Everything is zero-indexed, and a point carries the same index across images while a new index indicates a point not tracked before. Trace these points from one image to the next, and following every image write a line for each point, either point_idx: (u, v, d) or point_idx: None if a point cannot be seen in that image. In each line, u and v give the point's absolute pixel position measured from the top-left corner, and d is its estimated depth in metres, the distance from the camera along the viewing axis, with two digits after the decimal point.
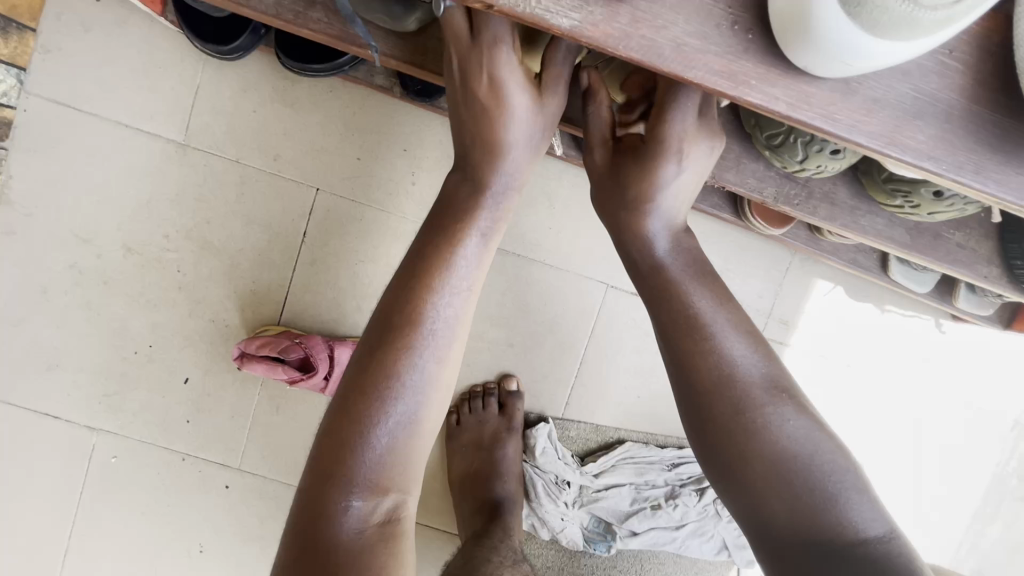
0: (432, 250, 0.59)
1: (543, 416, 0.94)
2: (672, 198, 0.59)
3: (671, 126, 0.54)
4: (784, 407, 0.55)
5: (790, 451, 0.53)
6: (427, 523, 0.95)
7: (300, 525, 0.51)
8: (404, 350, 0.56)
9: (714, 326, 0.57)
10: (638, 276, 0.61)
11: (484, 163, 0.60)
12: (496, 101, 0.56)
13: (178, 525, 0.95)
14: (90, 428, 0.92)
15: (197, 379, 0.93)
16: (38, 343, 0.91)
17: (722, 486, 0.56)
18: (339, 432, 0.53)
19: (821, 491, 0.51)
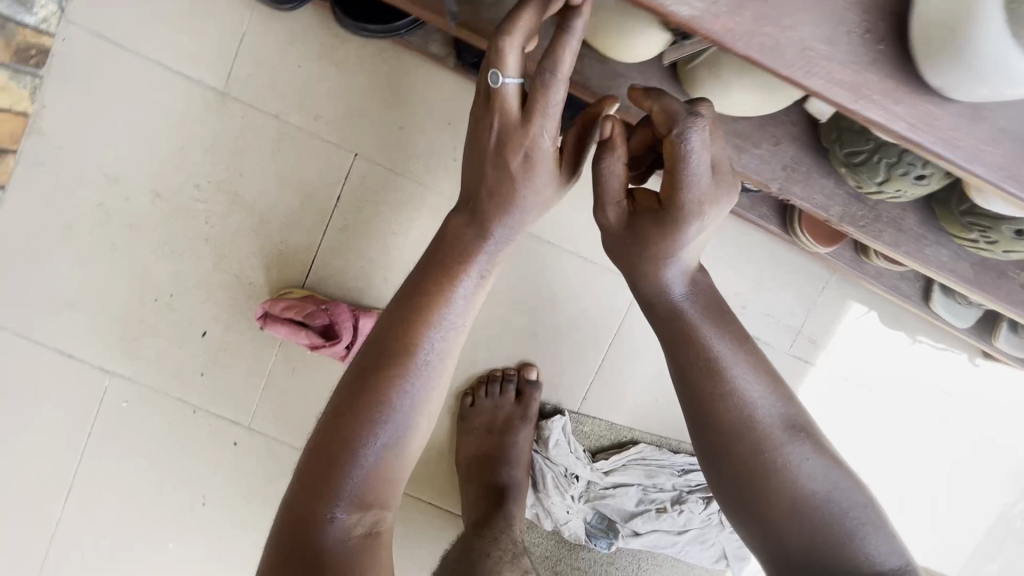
0: (429, 279, 0.60)
1: (559, 409, 0.93)
2: (687, 255, 0.57)
3: (686, 187, 0.51)
4: (801, 447, 0.57)
5: (809, 490, 0.55)
6: (431, 499, 0.95)
7: (289, 534, 0.53)
8: (397, 374, 0.57)
9: (732, 368, 0.58)
10: (655, 316, 0.61)
11: (492, 210, 0.59)
12: (525, 171, 0.55)
13: (183, 476, 0.95)
14: (104, 370, 0.92)
15: (214, 334, 0.91)
16: (57, 279, 0.89)
17: (740, 520, 0.58)
18: (340, 448, 0.55)
19: (840, 527, 0.54)
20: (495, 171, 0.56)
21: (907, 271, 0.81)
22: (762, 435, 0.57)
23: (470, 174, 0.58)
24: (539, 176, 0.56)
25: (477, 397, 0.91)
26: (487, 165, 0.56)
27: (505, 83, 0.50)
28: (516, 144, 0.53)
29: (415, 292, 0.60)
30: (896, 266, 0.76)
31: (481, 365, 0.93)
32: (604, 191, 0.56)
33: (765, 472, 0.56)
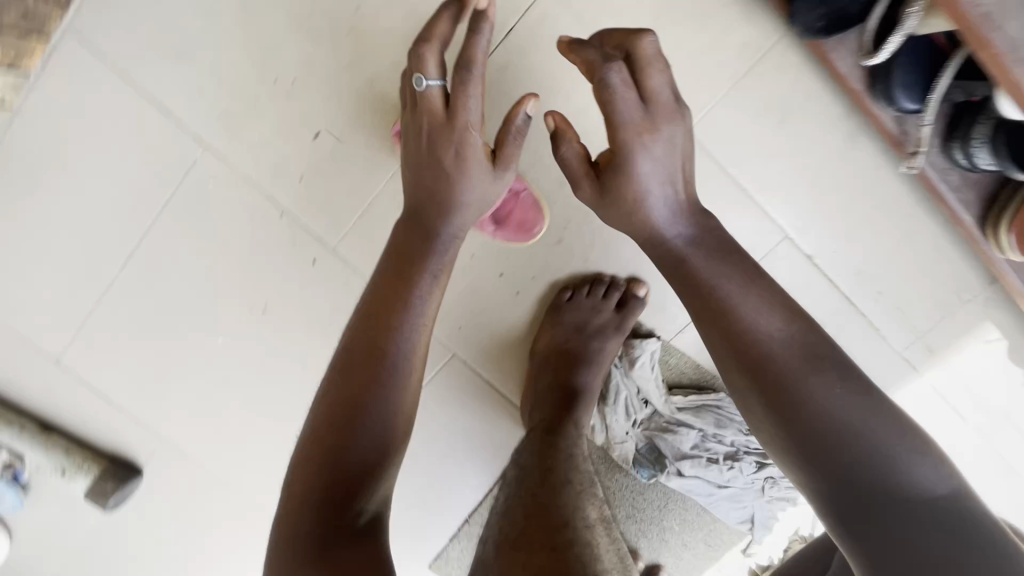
0: (403, 253, 0.68)
1: (654, 333, 0.89)
2: (661, 200, 0.63)
3: (620, 122, 0.62)
4: (825, 378, 0.51)
5: (837, 421, 0.49)
6: (493, 379, 0.93)
7: (296, 516, 0.54)
8: (384, 347, 0.62)
9: (744, 299, 0.57)
10: (665, 262, 0.64)
11: (440, 210, 0.70)
12: (459, 163, 0.68)
13: (247, 279, 0.89)
14: (198, 140, 0.83)
15: (327, 140, 0.82)
16: (176, 21, 0.79)
17: (780, 465, 0.53)
18: (343, 423, 0.57)
19: (880, 462, 0.46)
20: (430, 164, 0.69)
21: None
22: (779, 364, 0.53)
23: (413, 173, 0.71)
24: (473, 169, 0.69)
25: (577, 294, 0.87)
26: (424, 162, 0.69)
27: (430, 85, 0.66)
28: (448, 139, 0.67)
29: (394, 269, 0.67)
30: None
31: (591, 264, 0.87)
32: (568, 161, 0.68)
33: (786, 409, 0.51)
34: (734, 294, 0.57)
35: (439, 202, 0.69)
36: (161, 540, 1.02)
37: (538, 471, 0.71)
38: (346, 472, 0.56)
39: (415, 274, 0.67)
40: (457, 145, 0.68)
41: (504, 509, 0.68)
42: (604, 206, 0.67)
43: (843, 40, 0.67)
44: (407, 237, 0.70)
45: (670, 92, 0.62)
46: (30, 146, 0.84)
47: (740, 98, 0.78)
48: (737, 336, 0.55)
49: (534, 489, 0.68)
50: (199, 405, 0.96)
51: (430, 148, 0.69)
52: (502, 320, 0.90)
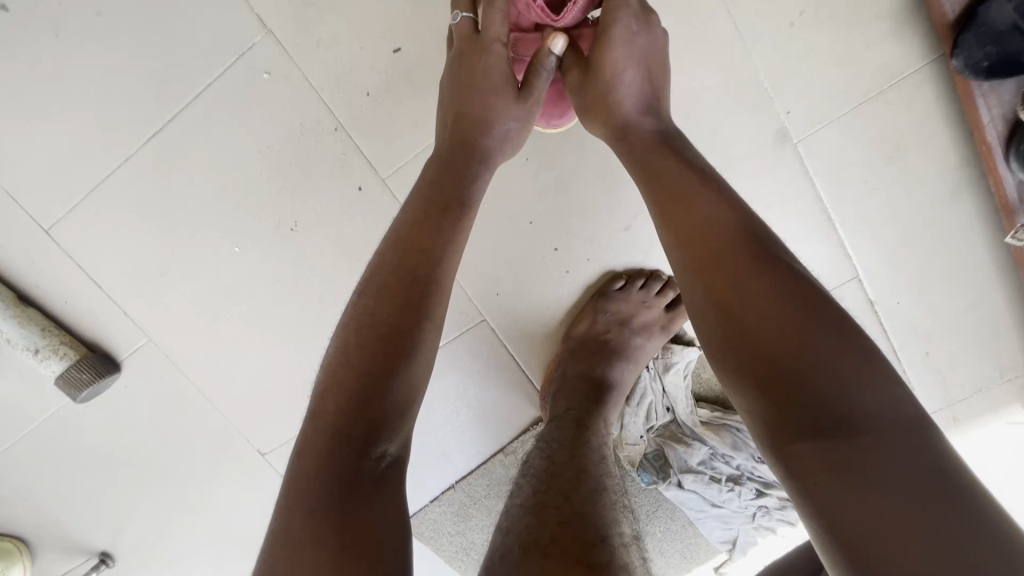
0: (434, 173, 0.62)
1: (695, 342, 0.85)
2: (632, 88, 0.60)
3: (618, 3, 0.59)
4: (773, 266, 0.44)
5: (793, 318, 0.41)
6: (516, 354, 0.88)
7: (309, 471, 0.46)
8: (404, 271, 0.54)
9: (697, 192, 0.51)
10: (631, 151, 0.59)
11: (468, 133, 0.63)
12: (485, 78, 0.62)
13: (282, 190, 0.80)
14: (264, 24, 0.73)
15: (408, 60, 0.74)
16: None
17: (751, 400, 0.42)
18: (377, 357, 0.49)
19: (845, 367, 0.38)
20: (456, 82, 0.63)
21: None
22: (729, 258, 0.46)
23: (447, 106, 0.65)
24: (495, 88, 0.62)
25: (630, 285, 0.81)
26: (452, 82, 0.64)
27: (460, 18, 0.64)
28: (476, 58, 0.63)
29: (432, 184, 0.60)
30: None
31: (651, 260, 0.82)
32: (564, 56, 0.64)
33: (744, 311, 0.44)
34: (684, 180, 0.53)
35: (479, 127, 0.63)
36: (131, 443, 0.96)
37: (570, 466, 0.66)
38: (371, 418, 0.48)
39: (456, 201, 0.60)
40: (484, 61, 0.62)
41: (530, 500, 0.60)
42: (586, 110, 0.63)
43: (999, 87, 0.63)
44: (452, 154, 0.63)
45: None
46: None
47: (859, 124, 0.73)
48: (688, 230, 0.50)
49: (567, 491, 0.61)
50: (200, 314, 0.88)
51: (458, 68, 0.63)
52: (545, 297, 0.85)
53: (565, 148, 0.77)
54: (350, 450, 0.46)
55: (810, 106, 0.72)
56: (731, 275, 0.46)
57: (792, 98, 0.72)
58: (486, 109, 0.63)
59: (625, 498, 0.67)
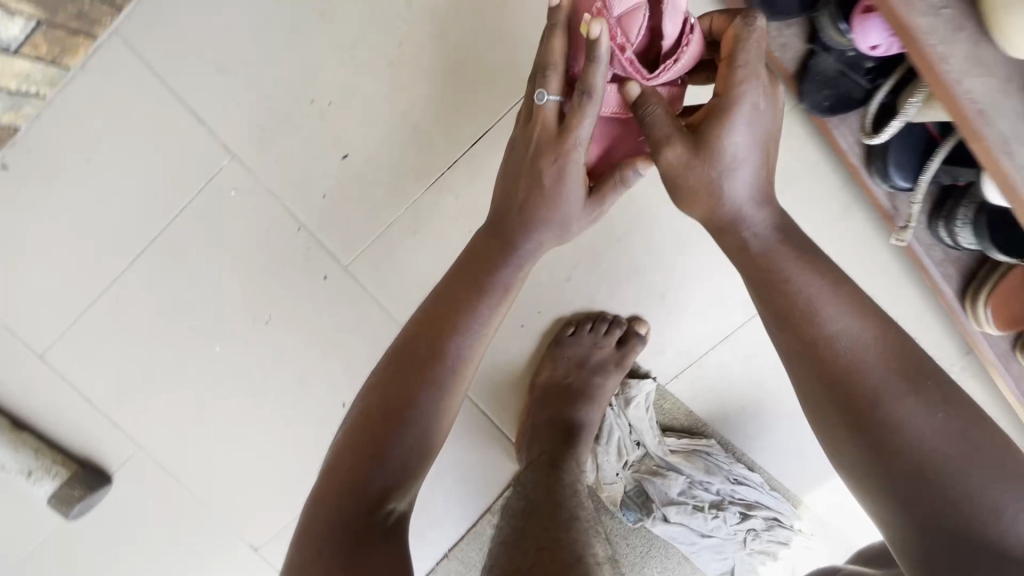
0: (481, 267, 0.66)
1: (651, 374, 0.91)
2: (739, 177, 0.55)
3: (741, 82, 0.53)
4: (914, 394, 0.47)
5: (928, 443, 0.46)
6: (486, 410, 0.93)
7: (320, 526, 0.51)
8: (435, 356, 0.60)
9: (825, 310, 0.52)
10: (742, 257, 0.58)
11: (517, 226, 0.66)
12: (559, 176, 0.61)
13: (255, 288, 0.89)
14: (228, 151, 0.85)
15: (354, 163, 0.85)
16: (221, 37, 0.82)
17: (872, 496, 0.48)
18: (383, 428, 0.55)
19: (973, 494, 0.44)
20: (530, 179, 0.63)
21: None
22: (866, 377, 0.49)
23: (506, 189, 0.66)
24: (568, 184, 0.62)
25: (579, 331, 0.87)
26: (525, 175, 0.63)
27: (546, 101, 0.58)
28: (553, 152, 0.60)
29: (468, 274, 0.66)
30: None
31: (597, 305, 0.89)
32: (652, 124, 0.55)
33: (879, 428, 0.47)
34: (807, 291, 0.53)
35: (531, 219, 0.65)
36: (122, 557, 0.97)
37: (543, 505, 0.68)
38: (382, 477, 0.53)
39: (486, 281, 0.65)
40: (564, 155, 0.59)
41: (512, 536, 0.63)
42: (677, 193, 0.58)
43: (845, 120, 0.75)
44: (493, 239, 0.67)
45: (768, 64, 0.54)
46: (55, 138, 0.84)
47: None
48: (815, 341, 0.51)
49: (542, 525, 0.64)
50: (184, 415, 0.93)
51: (534, 162, 0.62)
52: (506, 351, 0.91)
53: None
54: (357, 503, 0.52)
55: None
56: (868, 391, 0.48)
57: None
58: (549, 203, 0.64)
59: (600, 529, 0.69)
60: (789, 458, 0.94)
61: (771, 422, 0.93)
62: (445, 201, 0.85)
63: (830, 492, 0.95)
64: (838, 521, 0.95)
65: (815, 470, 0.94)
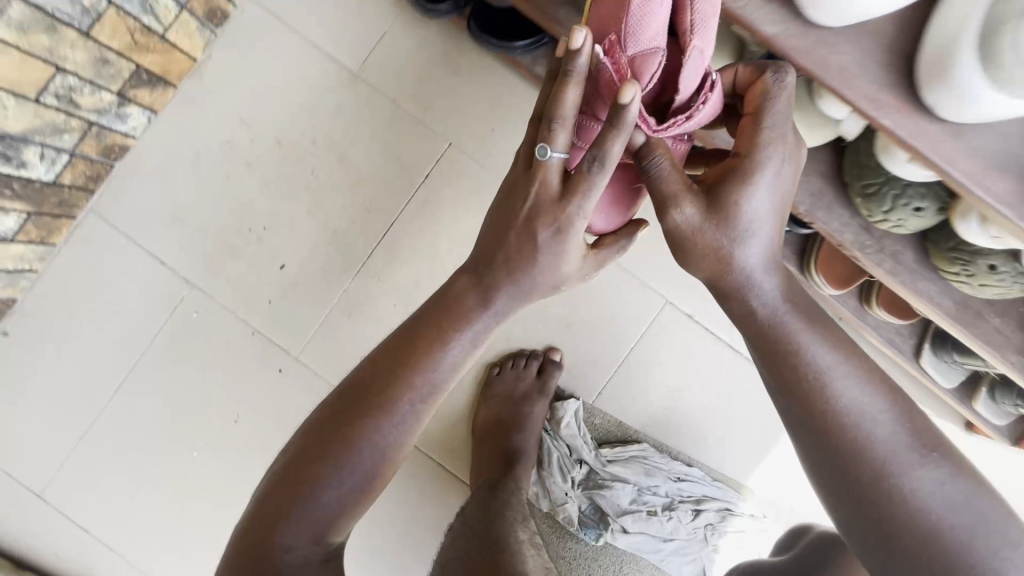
0: (446, 315, 0.61)
1: (575, 395, 1.02)
2: (754, 238, 0.54)
3: (761, 144, 0.53)
4: (921, 466, 0.51)
5: (929, 511, 0.50)
6: (441, 462, 1.03)
7: (236, 559, 0.53)
8: (385, 411, 0.58)
9: (840, 383, 0.54)
10: (745, 327, 0.58)
11: (500, 277, 0.60)
12: (554, 239, 0.57)
13: (222, 393, 1.02)
14: (187, 281, 1.03)
15: (291, 270, 1.03)
16: (173, 195, 1.03)
17: (874, 562, 0.53)
18: (310, 472, 0.55)
19: (965, 559, 0.49)
20: (523, 238, 0.58)
21: (902, 327, 0.92)
22: (877, 452, 0.52)
23: (491, 241, 0.61)
24: (567, 246, 0.58)
25: (503, 369, 1.01)
26: (515, 234, 0.58)
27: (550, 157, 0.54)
28: (551, 216, 0.56)
29: (435, 320, 0.61)
30: (893, 318, 0.88)
31: (516, 345, 1.03)
32: (666, 182, 0.53)
33: (886, 500, 0.51)
34: (823, 364, 0.54)
35: (513, 269, 0.60)
36: None
37: (482, 511, 0.78)
38: (309, 516, 0.54)
39: (453, 326, 0.61)
40: (563, 218, 0.55)
41: (454, 540, 0.72)
42: (680, 254, 0.57)
43: None
44: (468, 283, 0.62)
45: (790, 125, 0.54)
46: (47, 301, 1.03)
47: None
48: (830, 413, 0.53)
49: (480, 524, 0.74)
50: (169, 524, 1.02)
51: (526, 220, 0.57)
52: (448, 402, 1.03)
53: (418, 289, 1.02)
54: (285, 535, 0.53)
55: None
56: (878, 466, 0.52)
57: None
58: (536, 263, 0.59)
59: (530, 526, 0.80)
60: (723, 448, 1.02)
61: (695, 417, 1.02)
62: (370, 284, 1.02)
63: (767, 473, 1.02)
64: (786, 499, 1.02)
65: (749, 454, 1.02)
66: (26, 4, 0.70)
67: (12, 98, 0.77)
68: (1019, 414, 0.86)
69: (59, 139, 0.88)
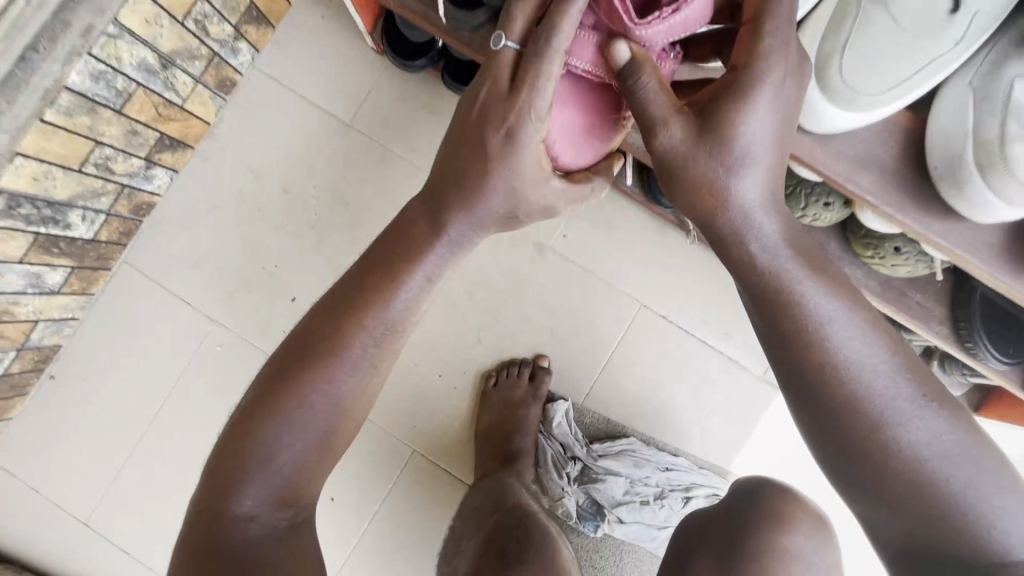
0: (391, 263, 0.66)
1: (564, 397, 1.11)
2: (749, 166, 0.53)
3: (759, 60, 0.50)
4: (915, 414, 0.54)
5: (920, 457, 0.53)
6: (448, 469, 1.12)
7: (200, 512, 0.61)
8: (334, 360, 0.63)
9: (838, 338, 0.55)
10: (744, 280, 0.58)
11: (449, 206, 0.65)
12: (504, 147, 0.61)
13: None
14: (209, 319, 1.15)
15: (301, 301, 1.14)
16: (195, 243, 1.17)
17: (862, 501, 0.57)
18: (263, 422, 0.61)
19: (952, 502, 0.52)
20: (474, 151, 0.62)
21: None
22: (874, 403, 0.54)
23: (446, 162, 0.65)
24: (522, 154, 0.61)
25: (497, 377, 1.10)
26: (466, 147, 0.63)
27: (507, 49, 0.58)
28: (500, 115, 0.60)
29: (384, 259, 0.67)
30: None
31: (508, 355, 1.13)
32: (633, 86, 0.54)
33: (878, 448, 0.54)
34: (823, 316, 0.55)
35: (469, 183, 0.64)
36: None
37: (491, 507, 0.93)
38: (267, 468, 0.61)
39: (406, 263, 0.66)
40: (512, 125, 0.60)
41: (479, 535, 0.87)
42: (671, 187, 0.56)
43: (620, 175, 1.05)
44: (423, 209, 0.67)
45: (797, 41, 0.51)
46: (86, 344, 1.15)
47: (580, 219, 1.12)
48: (828, 366, 0.55)
49: (493, 520, 0.88)
50: None
51: (479, 123, 0.62)
52: (449, 412, 1.13)
53: None
54: (243, 492, 0.60)
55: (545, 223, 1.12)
56: (873, 415, 0.54)
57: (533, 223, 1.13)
58: (492, 175, 0.63)
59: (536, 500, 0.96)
60: (706, 437, 1.10)
61: (677, 409, 1.11)
62: None
63: (747, 458, 1.10)
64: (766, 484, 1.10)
65: (731, 442, 1.11)
66: (72, 92, 0.85)
67: (59, 170, 0.90)
68: (971, 383, 0.94)
69: (98, 201, 1.02)
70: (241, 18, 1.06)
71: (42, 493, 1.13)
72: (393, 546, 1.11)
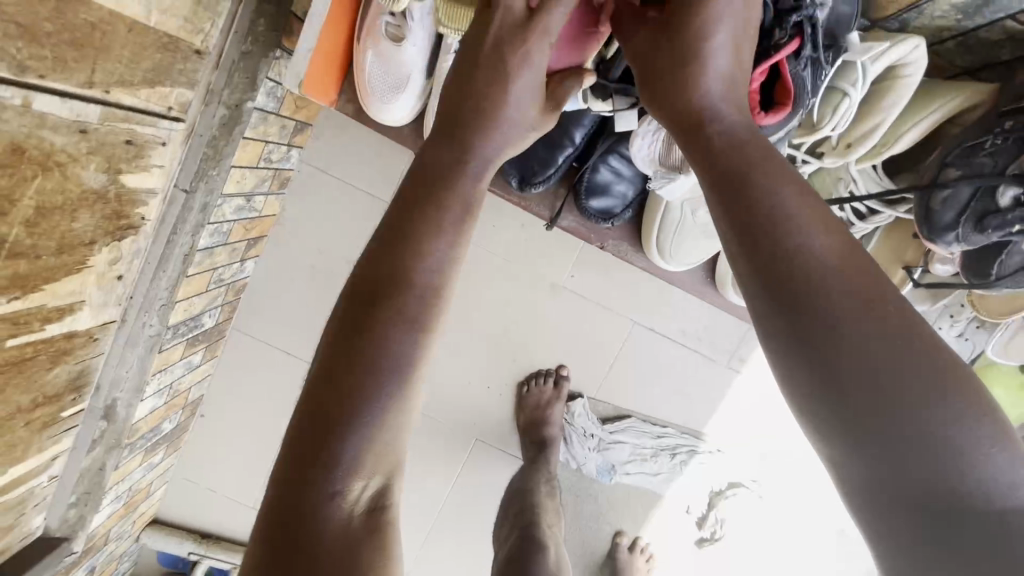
0: (437, 193, 0.65)
1: (581, 393, 1.51)
2: (717, 57, 0.61)
3: None
4: (882, 320, 0.47)
5: (892, 371, 0.44)
6: (501, 449, 1.54)
7: (275, 511, 0.55)
8: (394, 312, 0.60)
9: (793, 224, 0.51)
10: (708, 160, 0.57)
11: (474, 132, 0.68)
12: (520, 65, 0.68)
13: None
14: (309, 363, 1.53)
15: None
16: (285, 307, 1.50)
17: (841, 435, 0.45)
18: (333, 397, 0.57)
19: (936, 439, 0.43)
20: (489, 72, 0.68)
21: None
22: (834, 297, 0.47)
23: (455, 88, 0.70)
24: (526, 76, 0.68)
25: (530, 386, 1.48)
26: (478, 72, 0.68)
27: None
28: (516, 42, 0.68)
29: (417, 188, 0.66)
30: None
31: (537, 367, 1.50)
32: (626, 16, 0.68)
33: (844, 353, 0.46)
34: (781, 200, 0.52)
35: (490, 115, 0.68)
36: None
37: (518, 534, 1.29)
38: (354, 438, 0.56)
39: (443, 200, 0.65)
40: (523, 52, 0.68)
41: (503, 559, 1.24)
42: (650, 82, 0.64)
43: None
44: (436, 142, 0.69)
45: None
46: (221, 390, 1.55)
47: (584, 263, 1.43)
48: (787, 247, 0.50)
49: (515, 545, 1.26)
50: None
51: (493, 53, 0.68)
52: (498, 411, 1.53)
53: (464, 342, 1.48)
54: (328, 485, 0.55)
55: (557, 268, 1.43)
56: (839, 311, 0.47)
57: (548, 269, 1.43)
58: (503, 103, 0.68)
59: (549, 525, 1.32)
60: (687, 410, 1.51)
61: (666, 394, 1.50)
62: None
63: (718, 423, 1.52)
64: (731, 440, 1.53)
65: (706, 413, 1.52)
66: (201, 249, 1.14)
67: (194, 297, 1.23)
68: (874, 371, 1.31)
69: (214, 302, 1.33)
70: (292, 137, 1.28)
71: (219, 491, 1.62)
72: (470, 505, 1.56)
